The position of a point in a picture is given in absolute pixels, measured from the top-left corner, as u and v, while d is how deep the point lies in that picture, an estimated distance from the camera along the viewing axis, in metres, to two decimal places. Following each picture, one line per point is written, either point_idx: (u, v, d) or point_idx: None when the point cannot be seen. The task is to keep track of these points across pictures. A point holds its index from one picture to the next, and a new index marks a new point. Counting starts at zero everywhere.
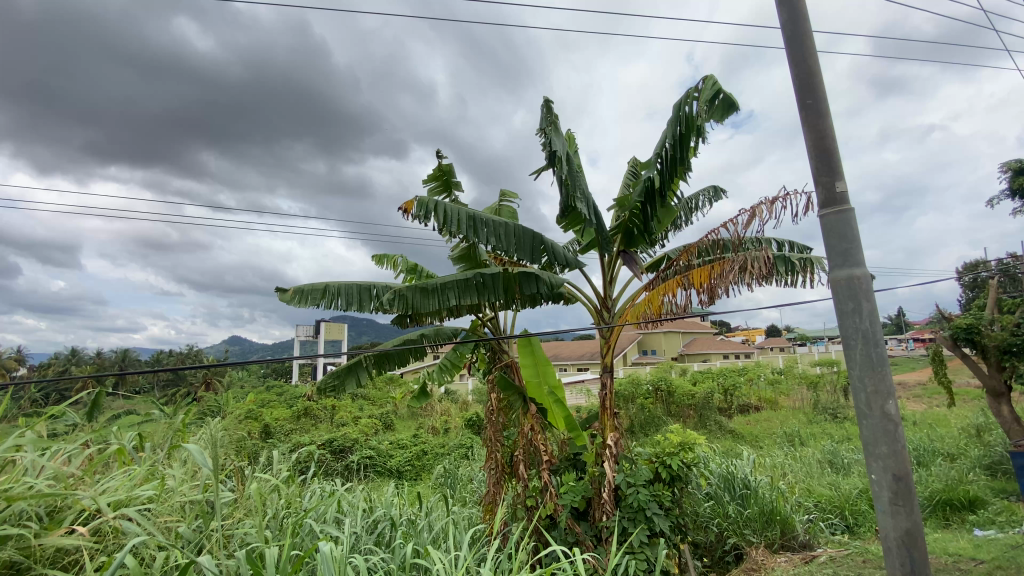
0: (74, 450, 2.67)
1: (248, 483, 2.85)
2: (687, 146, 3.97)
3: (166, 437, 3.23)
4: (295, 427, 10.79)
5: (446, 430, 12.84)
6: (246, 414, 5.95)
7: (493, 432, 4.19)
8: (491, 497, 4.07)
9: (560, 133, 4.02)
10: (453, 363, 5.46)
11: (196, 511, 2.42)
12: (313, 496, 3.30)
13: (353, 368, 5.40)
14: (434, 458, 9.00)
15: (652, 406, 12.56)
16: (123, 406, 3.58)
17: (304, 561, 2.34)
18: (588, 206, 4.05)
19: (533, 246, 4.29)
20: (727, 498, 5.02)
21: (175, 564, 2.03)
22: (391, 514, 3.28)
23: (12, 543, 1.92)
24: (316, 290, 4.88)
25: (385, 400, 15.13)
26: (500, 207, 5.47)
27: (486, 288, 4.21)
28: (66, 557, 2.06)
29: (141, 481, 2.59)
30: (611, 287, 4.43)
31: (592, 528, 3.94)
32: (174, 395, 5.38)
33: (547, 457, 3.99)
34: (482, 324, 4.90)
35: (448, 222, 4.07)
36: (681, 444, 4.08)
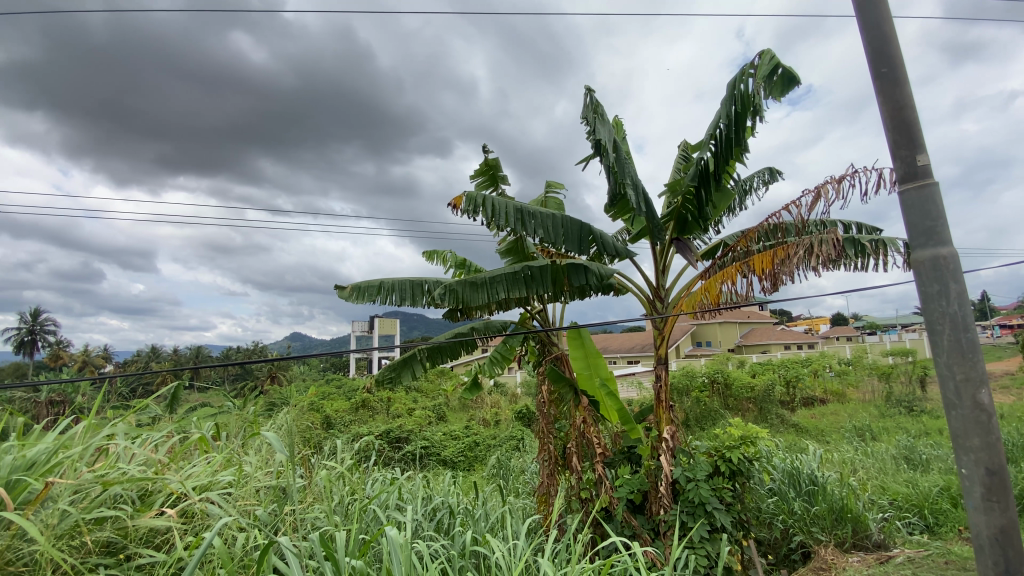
0: (160, 439, 2.89)
1: (317, 471, 3.01)
2: (743, 126, 3.78)
3: (239, 427, 3.45)
4: (354, 419, 11.25)
5: (497, 422, 13.00)
6: (309, 406, 6.25)
7: (545, 424, 4.18)
8: (545, 488, 4.05)
9: (606, 119, 3.93)
10: (504, 356, 5.51)
11: (270, 496, 2.57)
12: (375, 483, 3.43)
13: (408, 361, 5.54)
14: (487, 450, 9.12)
15: (708, 399, 12.19)
16: (198, 398, 3.84)
17: (370, 545, 2.44)
18: (638, 194, 3.94)
19: (581, 237, 4.22)
20: (792, 494, 4.83)
21: (255, 544, 2.16)
22: (449, 502, 3.35)
23: (110, 524, 2.10)
24: (371, 287, 5.05)
25: (437, 393, 15.49)
26: (546, 198, 5.43)
27: (535, 280, 4.19)
28: (156, 537, 2.23)
29: (220, 467, 2.77)
30: (664, 277, 4.31)
31: (649, 521, 3.88)
32: (243, 389, 5.71)
33: (600, 450, 3.94)
34: (531, 317, 4.89)
35: (496, 216, 4.08)
36: (742, 438, 3.93)
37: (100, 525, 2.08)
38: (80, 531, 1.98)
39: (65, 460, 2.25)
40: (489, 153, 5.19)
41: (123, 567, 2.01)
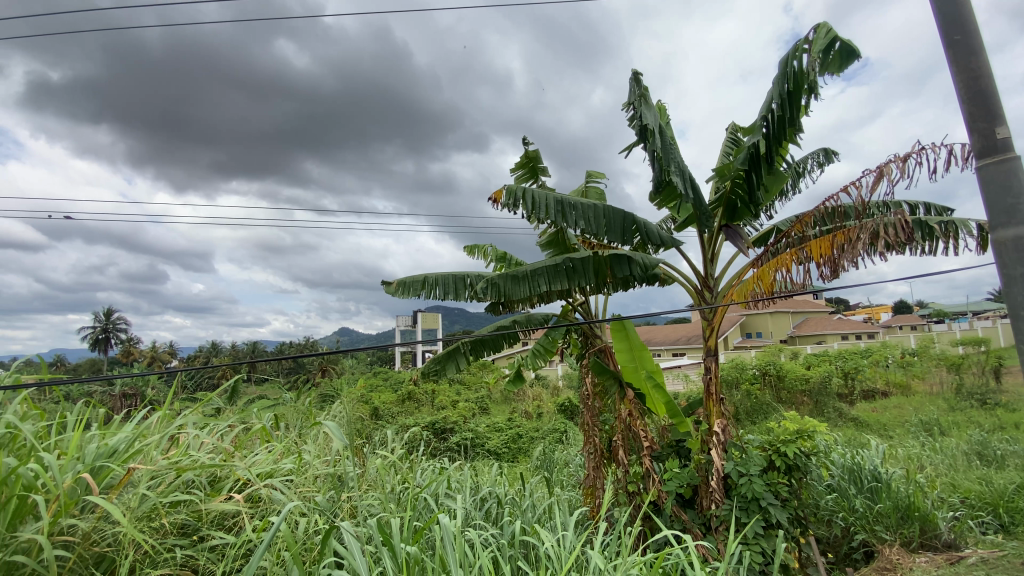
0: (225, 428, 3.06)
1: (370, 461, 3.11)
2: (798, 104, 3.61)
3: (296, 419, 3.61)
4: (401, 411, 11.56)
5: (539, 414, 13.04)
6: (359, 399, 6.46)
7: (590, 417, 4.13)
8: (591, 481, 3.99)
9: (650, 105, 3.83)
10: (547, 348, 5.45)
11: (328, 484, 2.68)
12: (425, 472, 3.52)
13: (452, 354, 5.63)
14: (530, 442, 9.16)
15: (759, 392, 11.77)
16: (257, 391, 4.04)
17: (423, 533, 2.49)
18: (684, 180, 3.83)
19: (624, 226, 4.14)
20: (853, 491, 4.62)
21: (316, 529, 2.25)
22: (497, 492, 3.39)
23: (185, 508, 2.25)
24: (416, 282, 5.16)
25: (479, 386, 15.68)
26: (587, 189, 5.36)
27: (577, 272, 4.15)
28: (225, 520, 2.37)
29: (281, 456, 2.92)
30: (712, 266, 4.17)
31: (700, 516, 3.80)
32: (298, 381, 5.98)
33: (648, 444, 3.86)
34: (573, 309, 4.84)
35: (537, 208, 4.06)
36: (798, 432, 3.76)
37: (175, 508, 2.23)
38: (158, 513, 2.13)
39: (142, 448, 2.41)
40: (529, 145, 5.17)
41: (198, 548, 2.14)
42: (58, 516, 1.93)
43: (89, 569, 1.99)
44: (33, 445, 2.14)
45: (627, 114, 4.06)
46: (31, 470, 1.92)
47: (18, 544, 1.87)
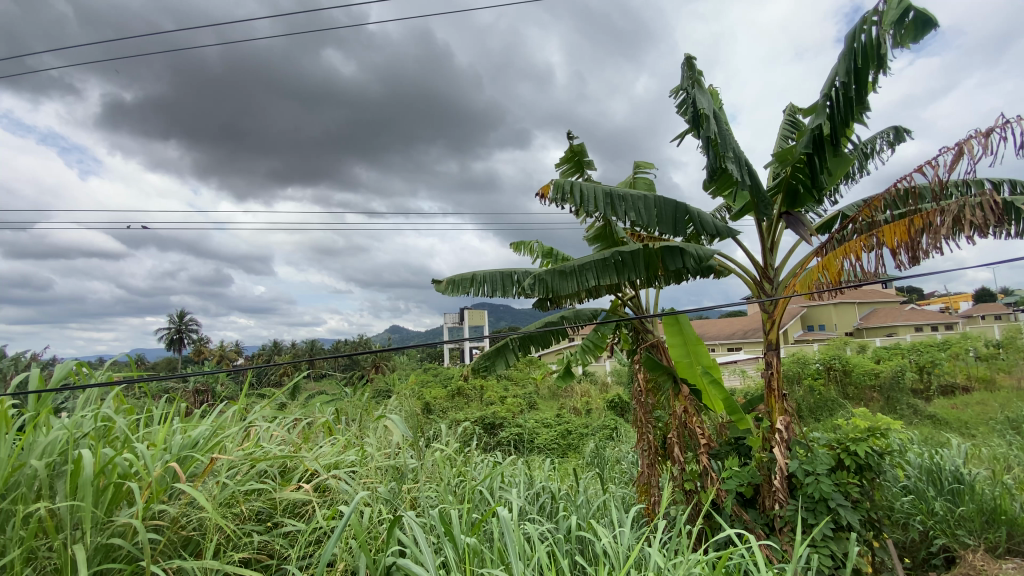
0: (292, 422, 3.23)
1: (428, 454, 3.20)
2: (866, 80, 3.39)
3: (356, 413, 3.76)
4: (451, 406, 11.80)
5: (588, 410, 12.95)
6: (411, 395, 6.63)
7: (644, 413, 3.93)
8: (645, 478, 3.83)
9: (704, 89, 3.71)
10: (596, 344, 5.38)
11: (389, 475, 2.78)
12: (479, 466, 3.57)
13: (501, 350, 5.64)
14: (580, 438, 9.11)
15: (823, 387, 11.16)
16: (316, 387, 4.23)
17: (481, 524, 2.53)
18: (740, 166, 3.68)
19: (676, 217, 4.02)
20: (932, 493, 4.31)
21: (380, 518, 2.34)
22: (550, 487, 3.39)
23: (261, 496, 2.39)
24: (464, 280, 5.24)
25: (526, 382, 15.75)
26: (636, 180, 5.25)
27: (626, 266, 4.07)
28: (295, 508, 2.50)
29: (344, 448, 3.05)
30: (772, 256, 4.00)
31: (762, 516, 3.67)
32: (353, 378, 6.21)
33: (705, 441, 3.71)
34: (622, 304, 4.73)
35: (585, 202, 4.02)
36: (870, 430, 3.52)
37: (251, 496, 2.37)
38: (236, 501, 2.28)
39: (219, 440, 2.58)
40: (575, 139, 5.12)
41: (272, 534, 2.26)
42: (150, 502, 2.10)
43: (178, 551, 2.14)
44: (126, 438, 2.34)
45: (679, 101, 3.94)
46: (125, 459, 2.10)
47: (115, 527, 2.05)
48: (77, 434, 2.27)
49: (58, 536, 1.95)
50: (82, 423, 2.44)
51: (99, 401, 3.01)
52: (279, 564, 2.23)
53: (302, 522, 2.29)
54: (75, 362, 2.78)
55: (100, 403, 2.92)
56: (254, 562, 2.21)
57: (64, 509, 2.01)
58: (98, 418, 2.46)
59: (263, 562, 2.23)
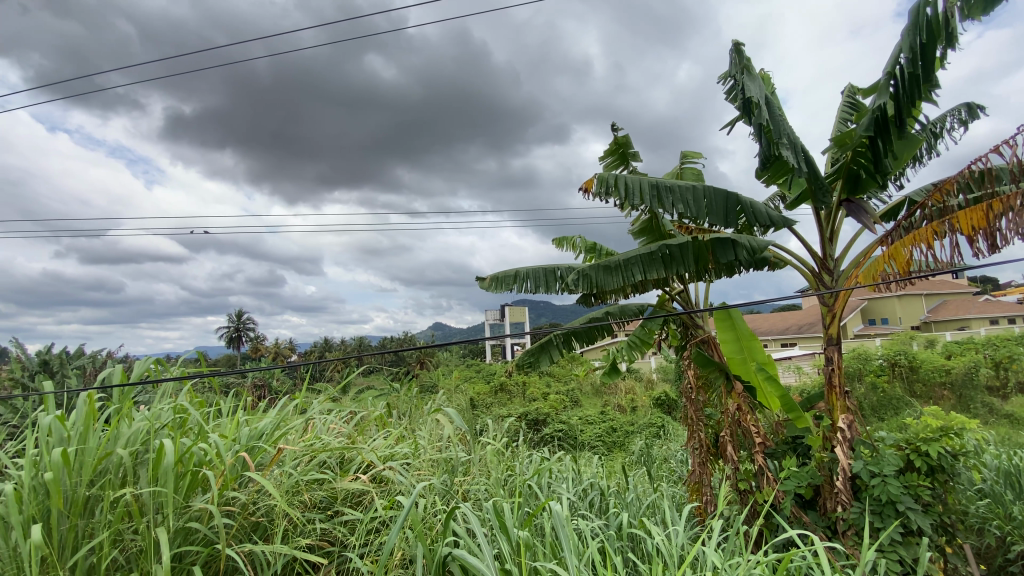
0: (348, 415, 3.36)
1: (479, 447, 3.26)
2: (934, 57, 3.17)
3: (407, 408, 3.88)
4: (495, 401, 11.94)
5: (633, 408, 12.77)
6: (456, 391, 6.74)
7: (694, 411, 3.83)
8: (696, 477, 3.73)
9: (755, 76, 3.56)
10: (643, 340, 5.24)
11: (442, 467, 2.85)
12: (527, 461, 3.60)
13: (545, 346, 5.62)
14: (626, 435, 9.01)
15: (887, 384, 10.51)
16: (367, 381, 4.36)
17: (533, 518, 2.55)
18: (795, 153, 3.53)
19: (727, 208, 3.89)
20: (1012, 498, 4.00)
21: (435, 508, 2.41)
22: (599, 484, 3.35)
23: (322, 486, 2.50)
24: (508, 276, 5.27)
25: (569, 378, 15.66)
26: (683, 171, 5.11)
27: (675, 259, 3.97)
28: (354, 497, 2.59)
29: (397, 440, 3.15)
30: (832, 246, 3.80)
31: (824, 519, 3.52)
32: (401, 374, 6.38)
33: (760, 439, 3.57)
34: (670, 299, 4.62)
35: (631, 195, 3.95)
36: (943, 430, 3.29)
37: (314, 485, 2.48)
38: (300, 489, 2.39)
39: (282, 432, 2.71)
40: (618, 132, 5.05)
41: (333, 522, 2.36)
42: (223, 489, 2.24)
43: (249, 535, 2.27)
44: (199, 429, 2.50)
45: (727, 88, 3.81)
46: (199, 449, 2.24)
47: (192, 512, 2.19)
48: (156, 425, 2.45)
49: (143, 520, 2.10)
50: (161, 415, 2.63)
51: (172, 394, 3.23)
52: (340, 551, 2.32)
53: (359, 512, 2.37)
54: (151, 358, 3.00)
55: (174, 396, 3.14)
56: (318, 549, 2.32)
57: (147, 495, 2.17)
58: (174, 411, 2.63)
59: (325, 549, 2.33)
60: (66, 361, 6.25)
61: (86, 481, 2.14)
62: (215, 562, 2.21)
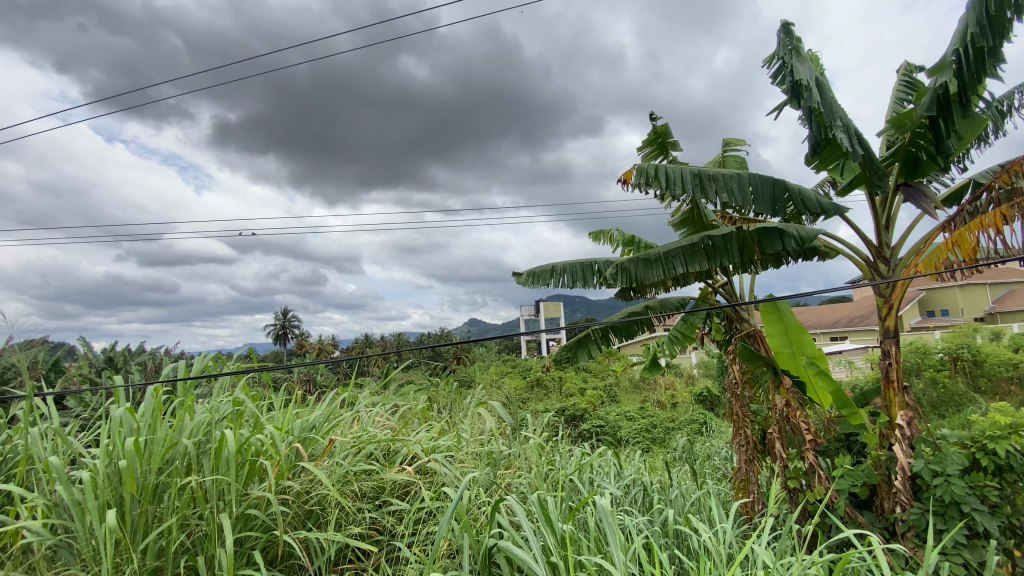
0: (392, 409, 3.45)
1: (521, 441, 3.29)
2: (1002, 28, 2.98)
3: (448, 402, 3.96)
4: (532, 396, 12.01)
5: (673, 404, 12.55)
6: (493, 386, 6.79)
7: (740, 406, 3.72)
8: (743, 475, 3.62)
9: (805, 57, 3.42)
10: (685, 334, 5.12)
11: (484, 460, 2.89)
12: (567, 455, 3.60)
13: (583, 341, 5.57)
14: (666, 432, 8.87)
15: (948, 379, 9.92)
16: (407, 377, 4.45)
17: (577, 512, 2.55)
18: (849, 136, 3.37)
19: (774, 196, 3.76)
20: None
21: (480, 501, 2.45)
22: (642, 480, 3.31)
23: (370, 477, 2.58)
24: (545, 271, 5.27)
25: (607, 373, 15.51)
26: (725, 159, 4.97)
27: (718, 250, 3.86)
28: (401, 489, 2.67)
29: (440, 433, 3.22)
30: (888, 234, 3.62)
31: (881, 519, 3.37)
32: (440, 369, 6.48)
33: (811, 436, 3.43)
34: (713, 291, 4.50)
35: (672, 185, 3.87)
36: (1014, 427, 3.08)
37: (363, 476, 2.57)
38: (350, 479, 2.48)
39: (331, 424, 2.82)
40: (657, 121, 4.95)
41: (382, 512, 2.44)
42: (279, 478, 2.34)
43: (303, 523, 2.36)
44: (256, 421, 2.62)
45: (775, 71, 3.66)
46: (257, 439, 2.37)
47: (251, 500, 2.30)
48: (217, 417, 2.58)
49: (207, 506, 2.23)
50: (220, 408, 2.78)
51: (228, 388, 3.41)
52: (389, 539, 2.40)
53: (406, 503, 2.44)
54: (209, 354, 3.18)
55: (230, 390, 3.31)
56: (367, 538, 2.40)
57: (210, 483, 2.30)
58: (232, 404, 2.77)
59: (374, 538, 2.41)
60: (130, 358, 6.71)
61: (155, 469, 2.29)
62: (272, 548, 2.32)
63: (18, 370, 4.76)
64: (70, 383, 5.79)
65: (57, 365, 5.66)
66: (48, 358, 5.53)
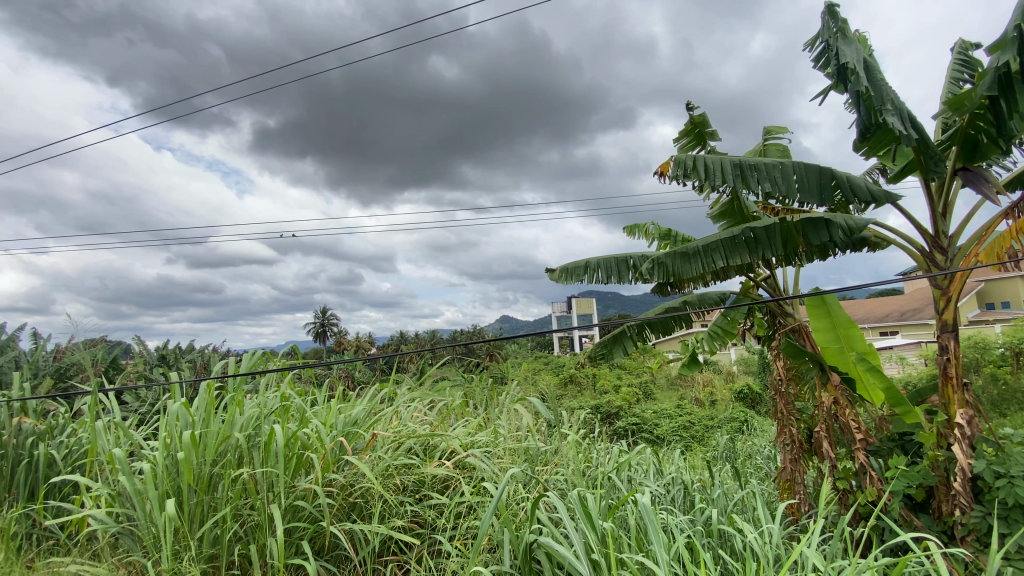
0: (430, 405, 3.50)
1: (558, 438, 3.28)
2: None
3: (483, 398, 4.00)
4: (566, 393, 11.98)
5: (712, 402, 12.25)
6: (527, 383, 6.80)
7: (784, 404, 3.59)
8: (788, 474, 3.50)
9: (853, 38, 3.26)
10: (726, 330, 4.97)
11: (522, 456, 2.91)
12: (605, 453, 3.56)
13: (619, 337, 5.49)
14: (705, 430, 8.66)
15: (1011, 377, 9.31)
16: (443, 374, 4.51)
17: (618, 511, 2.52)
18: (902, 119, 3.21)
19: (821, 184, 3.61)
20: None
21: (519, 496, 2.48)
22: (682, 478, 3.25)
23: (411, 472, 2.62)
24: (578, 267, 5.23)
25: (642, 370, 15.32)
26: (766, 148, 4.80)
27: (760, 243, 3.73)
28: (441, 484, 2.70)
29: (477, 429, 3.25)
30: (945, 222, 3.43)
31: (938, 523, 3.20)
32: (474, 366, 6.54)
33: (862, 435, 3.29)
34: (755, 285, 4.36)
35: (711, 176, 3.77)
36: None
37: (404, 470, 2.62)
38: (392, 473, 2.53)
39: (372, 420, 2.89)
40: (693, 111, 4.83)
41: (422, 506, 2.48)
42: (325, 471, 2.43)
43: (348, 515, 2.43)
44: (302, 415, 2.72)
45: (820, 54, 3.51)
46: (304, 433, 2.45)
47: (299, 491, 2.39)
48: (265, 412, 2.69)
49: (258, 497, 2.33)
50: (267, 405, 2.88)
51: (273, 384, 3.54)
52: (430, 533, 2.44)
53: (446, 498, 2.47)
54: (256, 352, 3.31)
55: (275, 386, 3.44)
56: (409, 531, 2.46)
57: (260, 475, 2.39)
58: (279, 399, 2.88)
59: (416, 530, 2.47)
60: (181, 355, 7.07)
61: (210, 460, 2.40)
62: (319, 538, 2.39)
63: (82, 367, 5.08)
64: (127, 379, 6.15)
65: (115, 363, 6.00)
66: (108, 356, 5.89)
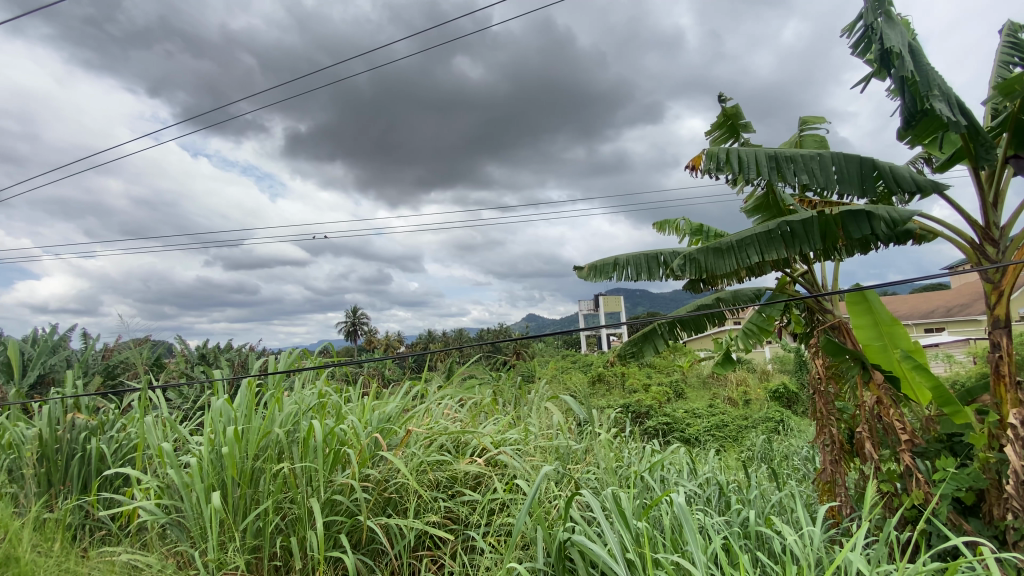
0: (461, 402, 3.54)
1: (590, 436, 3.27)
2: None
3: (513, 396, 4.01)
4: (594, 391, 11.91)
5: (746, 401, 11.96)
6: (555, 381, 6.79)
7: (823, 403, 3.47)
8: (828, 476, 3.39)
9: (896, 22, 3.13)
10: (761, 327, 4.85)
11: (553, 454, 2.91)
12: (636, 452, 3.53)
13: (650, 335, 5.41)
14: (739, 431, 8.46)
15: None
16: (473, 372, 4.56)
17: (651, 510, 2.49)
18: (949, 105, 3.06)
19: (862, 175, 3.48)
20: None
21: (552, 494, 2.49)
22: (718, 479, 3.19)
23: (443, 469, 2.66)
24: (608, 264, 5.19)
25: (672, 368, 15.09)
26: (802, 139, 4.66)
27: (797, 237, 3.62)
28: (473, 480, 2.73)
29: (508, 427, 3.27)
30: (996, 212, 3.25)
31: (990, 528, 3.04)
32: (502, 365, 6.57)
33: (907, 436, 3.15)
34: (792, 281, 4.25)
35: (745, 169, 3.68)
36: None
37: (437, 467, 2.66)
38: (426, 469, 2.58)
39: (406, 417, 2.94)
40: (726, 103, 4.72)
41: (456, 502, 2.52)
42: (361, 466, 2.49)
43: (383, 510, 2.48)
44: (339, 411, 2.80)
45: (861, 40, 3.38)
46: (341, 429, 2.53)
47: (336, 486, 2.45)
48: (304, 409, 2.77)
49: (298, 490, 2.41)
50: (305, 402, 2.97)
51: (310, 381, 3.64)
52: (463, 529, 2.47)
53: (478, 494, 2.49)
54: (294, 350, 3.41)
55: (311, 384, 3.53)
56: (442, 526, 2.49)
57: (299, 469, 2.47)
58: (316, 397, 2.96)
59: (449, 526, 2.50)
60: (220, 354, 7.35)
61: (252, 455, 2.49)
62: (356, 532, 2.46)
63: (129, 365, 5.33)
64: (171, 376, 6.42)
65: (160, 361, 6.28)
66: (153, 355, 6.16)
